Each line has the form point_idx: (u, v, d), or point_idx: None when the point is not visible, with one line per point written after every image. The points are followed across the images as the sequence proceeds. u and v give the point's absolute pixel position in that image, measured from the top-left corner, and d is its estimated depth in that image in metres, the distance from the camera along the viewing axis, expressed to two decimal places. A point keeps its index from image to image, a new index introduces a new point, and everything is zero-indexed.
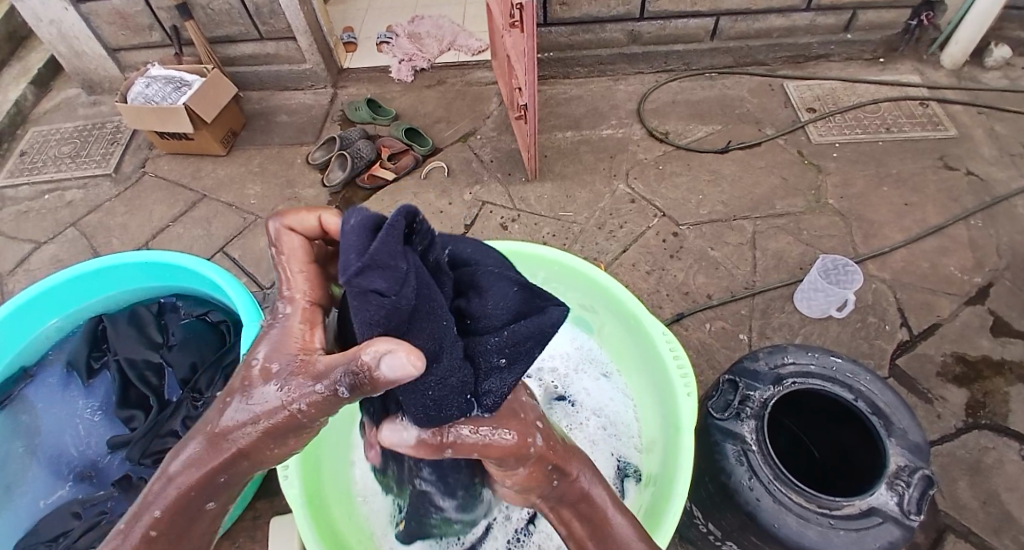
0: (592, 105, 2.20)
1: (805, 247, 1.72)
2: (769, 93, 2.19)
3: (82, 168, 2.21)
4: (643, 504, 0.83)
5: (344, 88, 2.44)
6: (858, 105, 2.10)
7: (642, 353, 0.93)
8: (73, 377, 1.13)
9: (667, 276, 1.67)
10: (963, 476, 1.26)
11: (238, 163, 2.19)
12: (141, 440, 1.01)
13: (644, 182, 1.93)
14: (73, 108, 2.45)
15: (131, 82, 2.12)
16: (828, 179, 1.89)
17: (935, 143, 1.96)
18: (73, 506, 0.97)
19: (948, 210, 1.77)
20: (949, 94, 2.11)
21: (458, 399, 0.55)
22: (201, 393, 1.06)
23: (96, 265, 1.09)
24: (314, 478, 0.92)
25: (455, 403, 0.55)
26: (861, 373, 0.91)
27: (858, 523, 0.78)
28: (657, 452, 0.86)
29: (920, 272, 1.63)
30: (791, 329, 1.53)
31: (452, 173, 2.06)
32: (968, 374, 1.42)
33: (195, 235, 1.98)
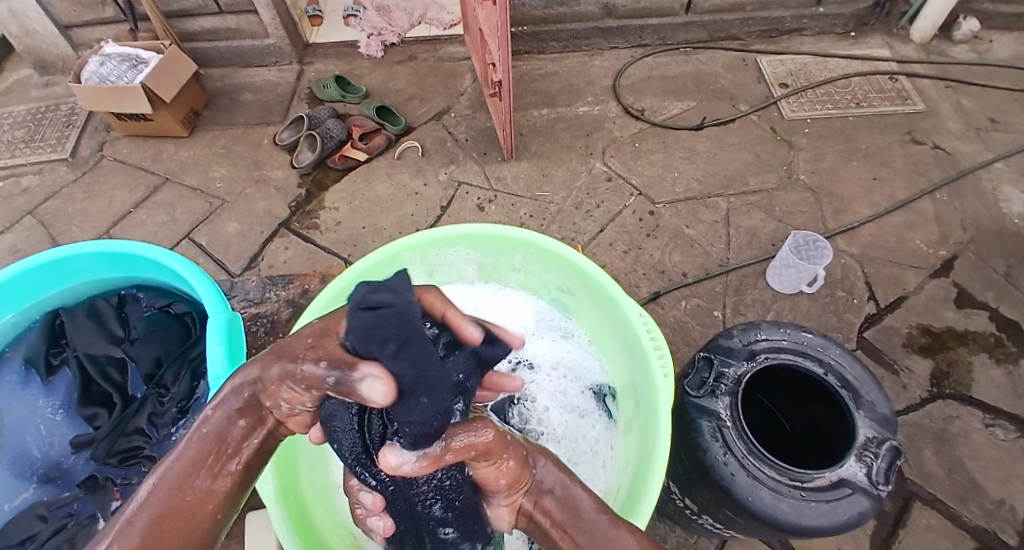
0: (567, 81, 2.17)
1: (777, 223, 1.75)
2: (743, 68, 2.18)
3: (36, 152, 2.10)
4: (622, 478, 0.85)
5: (311, 64, 2.35)
6: (830, 80, 2.11)
7: (619, 332, 0.93)
8: (33, 374, 1.07)
9: (644, 254, 1.69)
10: (928, 444, 1.32)
11: (202, 145, 2.10)
12: (105, 439, 0.95)
13: (621, 161, 1.92)
14: (23, 88, 2.31)
15: (85, 61, 2.01)
16: (800, 155, 1.91)
17: (904, 118, 2.00)
18: (39, 509, 0.92)
19: (915, 184, 1.82)
20: (918, 68, 2.14)
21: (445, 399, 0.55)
22: (167, 389, 1.00)
23: (39, 260, 0.98)
24: (290, 467, 0.90)
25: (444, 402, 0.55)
26: (831, 347, 0.94)
27: (828, 494, 0.82)
28: (636, 426, 0.87)
29: (888, 246, 1.68)
30: (764, 305, 1.56)
31: (426, 153, 2.02)
32: (933, 345, 1.48)
33: (159, 221, 1.90)
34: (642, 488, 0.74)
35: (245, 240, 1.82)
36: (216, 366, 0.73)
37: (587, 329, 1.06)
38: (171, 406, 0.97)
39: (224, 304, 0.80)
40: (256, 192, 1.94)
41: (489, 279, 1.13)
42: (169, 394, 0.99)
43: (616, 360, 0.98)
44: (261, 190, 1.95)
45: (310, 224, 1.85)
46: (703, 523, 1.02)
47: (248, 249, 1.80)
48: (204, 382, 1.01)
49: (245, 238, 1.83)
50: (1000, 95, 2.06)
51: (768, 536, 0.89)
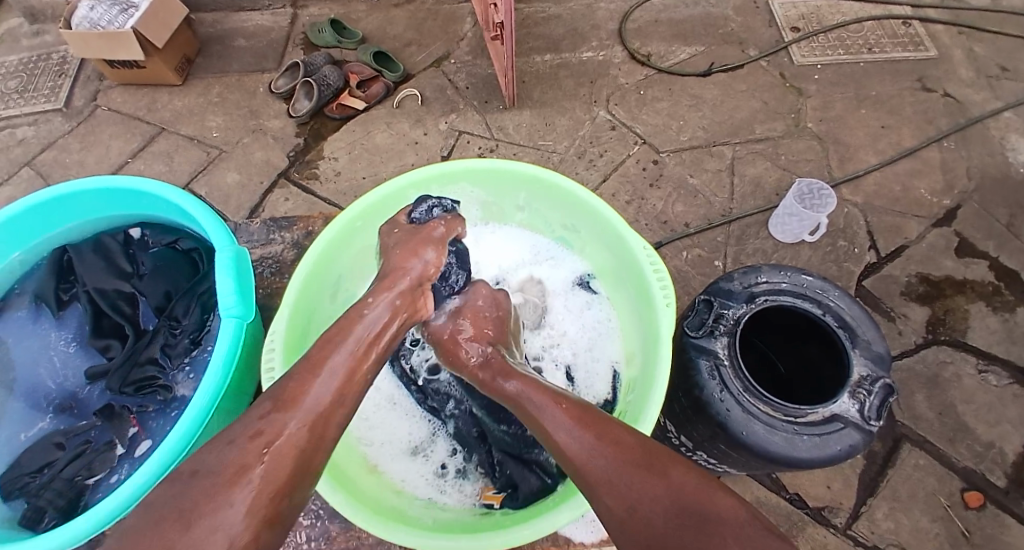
0: (571, 25, 2.09)
1: (782, 173, 1.72)
2: (754, 11, 2.10)
3: (30, 102, 2.05)
4: (625, 407, 0.87)
5: (305, 8, 2.26)
6: (843, 24, 2.03)
7: (623, 266, 0.94)
8: (43, 311, 1.08)
9: (647, 205, 1.68)
10: (920, 388, 1.36)
11: (196, 93, 2.05)
12: (119, 370, 0.96)
13: (625, 109, 1.88)
14: (12, 38, 2.23)
15: (73, 6, 1.93)
16: (809, 103, 1.86)
17: (917, 64, 1.93)
18: (56, 437, 0.93)
19: (924, 133, 1.78)
20: (934, 12, 2.06)
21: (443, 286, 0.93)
22: (178, 321, 1.00)
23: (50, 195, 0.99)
24: None
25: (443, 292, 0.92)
26: (831, 291, 0.95)
27: (820, 428, 0.85)
28: (638, 357, 0.90)
29: (893, 196, 1.66)
30: (764, 254, 1.57)
31: (426, 101, 1.97)
32: (931, 293, 1.49)
33: (158, 172, 1.89)
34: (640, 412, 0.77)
35: (245, 191, 1.81)
36: (226, 297, 0.74)
37: (594, 265, 1.07)
38: (183, 337, 0.99)
39: (231, 240, 0.80)
40: (253, 142, 1.91)
41: (495, 220, 1.14)
42: (180, 326, 1.00)
43: (618, 293, 0.99)
44: (259, 140, 1.92)
45: (309, 175, 1.83)
46: (697, 458, 1.07)
47: (249, 201, 1.79)
48: (215, 315, 1.04)
49: (245, 189, 1.82)
50: (1016, 40, 1.98)
51: (761, 469, 0.93)
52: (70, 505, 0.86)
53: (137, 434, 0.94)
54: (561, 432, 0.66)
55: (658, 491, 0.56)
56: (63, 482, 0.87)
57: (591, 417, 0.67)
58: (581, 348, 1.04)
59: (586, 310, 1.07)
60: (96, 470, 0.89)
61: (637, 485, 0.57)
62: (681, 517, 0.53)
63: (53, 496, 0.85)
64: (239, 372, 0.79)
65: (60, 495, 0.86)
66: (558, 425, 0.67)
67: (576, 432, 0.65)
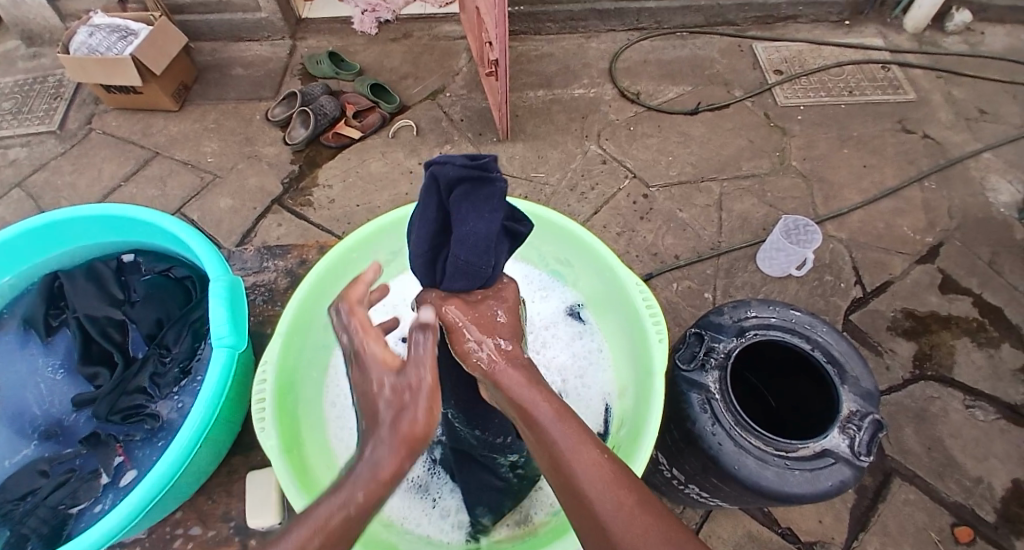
0: (564, 63, 2.16)
1: (769, 209, 1.77)
2: (739, 54, 2.19)
3: (22, 124, 2.05)
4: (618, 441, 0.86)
5: (304, 40, 2.31)
6: (824, 68, 2.13)
7: (615, 299, 0.95)
8: (31, 335, 1.06)
9: (637, 237, 1.70)
10: (908, 422, 1.37)
11: (192, 120, 2.06)
12: (106, 397, 0.94)
13: (616, 144, 1.93)
14: (10, 61, 2.24)
15: (74, 32, 1.95)
16: (793, 141, 1.93)
17: (896, 107, 2.02)
18: (39, 464, 0.89)
19: (905, 172, 1.85)
20: (911, 58, 2.16)
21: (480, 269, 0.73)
22: (168, 349, 0.99)
23: (46, 220, 0.98)
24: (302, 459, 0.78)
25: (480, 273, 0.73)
26: (819, 325, 0.97)
27: (812, 463, 0.85)
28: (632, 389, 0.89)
29: (876, 232, 1.71)
30: (753, 287, 1.59)
31: (421, 132, 2.00)
32: (916, 328, 1.52)
33: (149, 195, 1.88)
34: (634, 449, 0.76)
35: (237, 217, 1.81)
36: (219, 327, 0.73)
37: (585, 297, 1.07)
38: (173, 365, 0.97)
39: (225, 268, 0.80)
40: (248, 168, 1.92)
41: None
42: (170, 354, 0.99)
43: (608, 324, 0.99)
44: (253, 166, 1.93)
45: (302, 202, 1.83)
46: (689, 492, 1.06)
47: (240, 226, 1.79)
48: (207, 343, 1.01)
49: (236, 215, 1.81)
50: (990, 87, 2.09)
51: (753, 504, 0.92)
52: (52, 535, 0.82)
53: (122, 464, 0.91)
54: (585, 474, 0.52)
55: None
56: (46, 510, 0.83)
57: (626, 471, 0.53)
58: (571, 376, 1.04)
59: (576, 340, 1.07)
60: (80, 499, 0.85)
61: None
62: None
63: (37, 523, 0.81)
64: (228, 405, 0.77)
65: (43, 522, 0.82)
66: (584, 465, 0.53)
67: (603, 480, 0.52)
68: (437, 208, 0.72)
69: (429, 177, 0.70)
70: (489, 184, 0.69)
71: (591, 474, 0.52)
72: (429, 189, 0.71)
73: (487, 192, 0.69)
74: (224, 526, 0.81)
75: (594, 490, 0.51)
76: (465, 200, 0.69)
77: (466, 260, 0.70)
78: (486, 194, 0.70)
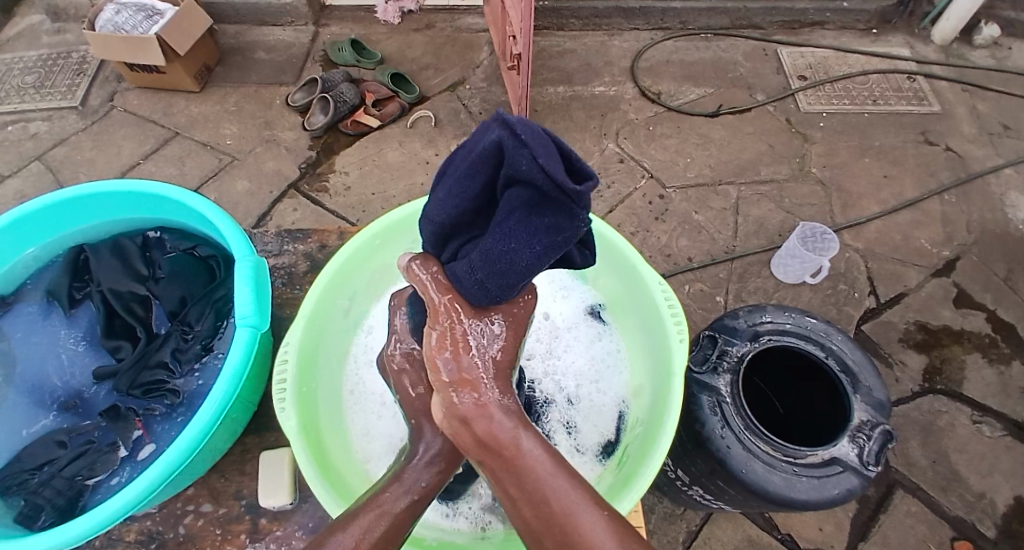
0: (585, 59, 2.15)
1: (786, 215, 1.75)
2: (763, 58, 2.17)
3: (47, 98, 2.08)
4: (632, 443, 0.85)
5: (327, 27, 2.32)
6: (848, 76, 2.10)
7: (638, 300, 0.94)
8: (55, 307, 1.08)
9: (651, 237, 1.70)
10: (916, 436, 1.36)
11: (213, 101, 2.08)
12: (129, 372, 0.96)
13: (633, 143, 1.92)
14: (36, 35, 2.27)
15: (101, 9, 1.97)
16: (813, 148, 1.91)
17: (919, 118, 1.99)
18: (57, 435, 0.91)
19: (925, 184, 1.83)
20: (937, 69, 2.13)
21: (493, 284, 0.57)
22: (190, 327, 1.00)
23: (76, 194, 0.99)
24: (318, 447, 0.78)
25: (493, 285, 0.57)
26: (834, 333, 0.96)
27: (820, 471, 0.84)
28: (649, 389, 0.88)
29: (893, 243, 1.69)
30: (765, 293, 1.58)
31: (439, 123, 2.01)
32: (928, 342, 1.50)
33: (168, 174, 1.90)
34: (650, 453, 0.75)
35: (253, 199, 1.83)
36: (244, 305, 0.75)
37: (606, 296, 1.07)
38: (194, 342, 0.98)
39: (250, 248, 0.81)
40: (266, 152, 1.94)
41: None
42: (192, 331, 1.00)
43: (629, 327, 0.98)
44: (271, 150, 1.95)
45: (318, 187, 1.85)
46: (692, 494, 1.06)
47: (256, 208, 1.81)
48: (229, 321, 1.02)
49: (253, 197, 1.83)
50: (1016, 102, 2.05)
51: (758, 509, 0.92)
52: (67, 506, 0.83)
53: (141, 437, 0.92)
54: (594, 533, 0.49)
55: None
56: (62, 482, 0.84)
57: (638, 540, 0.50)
58: (586, 380, 1.02)
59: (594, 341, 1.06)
60: (97, 471, 0.87)
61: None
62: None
63: (51, 495, 0.82)
64: (248, 383, 0.78)
65: (59, 494, 0.83)
66: (590, 521, 0.49)
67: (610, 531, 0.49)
68: (489, 182, 0.51)
69: (498, 140, 0.47)
70: (563, 216, 0.46)
71: (597, 531, 0.49)
72: (489, 155, 0.49)
73: (557, 222, 0.47)
74: (235, 504, 0.82)
75: (600, 548, 0.48)
76: (520, 212, 0.48)
77: (480, 270, 0.56)
78: (549, 223, 0.47)
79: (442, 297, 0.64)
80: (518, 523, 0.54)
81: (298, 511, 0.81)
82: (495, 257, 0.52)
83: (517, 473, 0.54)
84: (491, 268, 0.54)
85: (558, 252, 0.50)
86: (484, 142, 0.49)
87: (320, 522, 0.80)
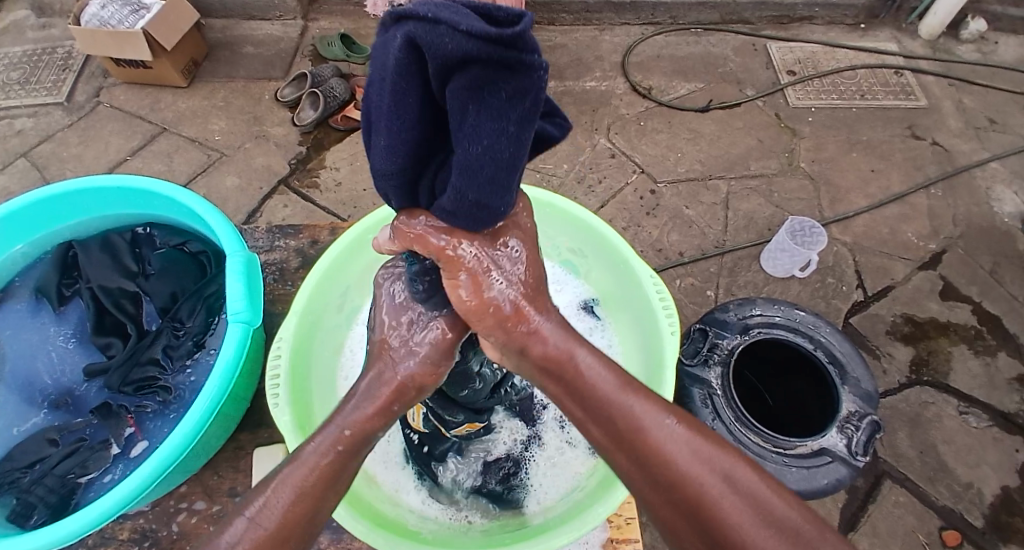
0: (576, 54, 2.15)
1: (775, 210, 1.77)
2: (753, 53, 2.18)
3: (30, 94, 2.05)
4: None
5: (316, 21, 2.30)
6: (837, 70, 2.12)
7: (630, 294, 0.95)
8: (43, 304, 1.07)
9: (643, 232, 1.71)
10: (903, 426, 1.38)
11: (201, 96, 2.06)
12: (119, 368, 0.95)
13: (625, 138, 1.93)
14: (18, 29, 2.24)
15: (84, 3, 1.94)
16: (802, 143, 1.93)
17: (906, 112, 2.02)
18: (49, 433, 0.91)
19: (912, 178, 1.85)
20: (924, 64, 2.16)
21: (491, 198, 0.46)
22: (182, 323, 0.99)
23: (65, 189, 0.98)
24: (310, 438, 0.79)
25: (489, 201, 0.46)
26: (822, 325, 0.98)
27: (809, 461, 0.86)
28: None
29: (880, 237, 1.71)
30: (756, 287, 1.60)
31: None
32: (915, 334, 1.53)
33: (157, 170, 1.88)
34: None
35: (243, 196, 1.81)
36: (236, 301, 0.75)
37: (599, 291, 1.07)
38: (186, 339, 0.98)
39: (241, 244, 0.81)
40: (255, 148, 1.92)
41: None
42: (184, 327, 0.99)
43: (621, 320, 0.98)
44: (261, 146, 1.93)
45: (309, 184, 1.84)
46: None
47: (247, 205, 1.80)
48: (221, 317, 1.02)
49: (243, 194, 1.82)
50: (1001, 96, 2.08)
51: None
52: (60, 504, 0.83)
53: (133, 434, 0.92)
54: (666, 441, 0.50)
55: (777, 518, 0.46)
56: (54, 479, 0.84)
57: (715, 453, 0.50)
58: None
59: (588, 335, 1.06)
60: (90, 468, 0.86)
61: (756, 510, 0.47)
62: (787, 536, 0.46)
63: (44, 493, 0.82)
64: (242, 379, 0.78)
65: (51, 492, 0.83)
66: (662, 430, 0.51)
67: (682, 434, 0.51)
68: (423, 93, 0.39)
69: (406, 38, 0.35)
70: (522, 72, 0.34)
71: (673, 441, 0.50)
72: (406, 64, 0.37)
73: (519, 86, 0.35)
74: (230, 501, 0.82)
75: (675, 455, 0.50)
76: (473, 101, 0.36)
77: (470, 193, 0.44)
78: (511, 92, 0.35)
79: (449, 240, 0.53)
80: (593, 443, 0.54)
81: None
82: (479, 170, 0.41)
83: (579, 395, 0.53)
84: (483, 183, 0.43)
85: (531, 120, 0.39)
86: (390, 54, 0.37)
87: None
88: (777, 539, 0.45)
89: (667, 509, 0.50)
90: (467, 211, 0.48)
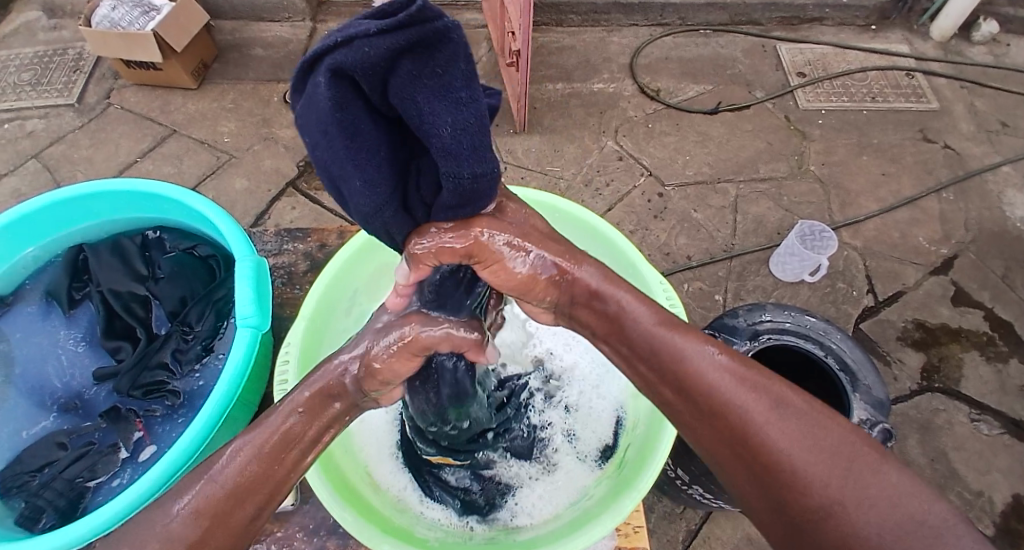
0: (584, 56, 2.15)
1: (785, 213, 1.76)
2: (762, 54, 2.17)
3: (42, 96, 2.07)
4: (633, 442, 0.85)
5: (324, 23, 2.30)
6: (848, 72, 2.10)
7: None
8: (54, 307, 1.08)
9: (650, 236, 1.70)
10: (913, 433, 1.37)
11: (211, 98, 2.07)
12: (129, 372, 0.96)
13: (633, 141, 1.92)
14: (31, 31, 2.26)
15: (96, 5, 1.96)
16: (812, 146, 1.91)
17: (918, 115, 1.99)
18: (58, 436, 0.91)
19: (923, 182, 1.83)
20: (935, 66, 2.13)
21: (482, 176, 0.44)
22: (191, 327, 1.00)
23: (77, 192, 0.99)
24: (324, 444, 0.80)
25: (483, 180, 0.45)
26: (833, 332, 0.97)
27: None
28: None
29: (891, 241, 1.70)
30: (765, 291, 1.59)
31: None
32: (926, 340, 1.51)
33: (166, 172, 1.90)
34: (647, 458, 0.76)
35: (252, 198, 1.82)
36: (244, 306, 0.75)
37: None
38: (194, 343, 0.98)
39: (250, 249, 0.81)
40: (264, 149, 1.93)
41: None
42: (193, 332, 0.99)
43: None
44: (269, 148, 1.94)
45: (317, 186, 1.84)
46: (692, 493, 1.06)
47: (255, 207, 1.80)
48: (230, 322, 1.02)
49: (251, 196, 1.83)
50: (1014, 99, 2.06)
51: None
52: (69, 507, 0.84)
53: (142, 438, 0.93)
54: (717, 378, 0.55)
55: (827, 444, 0.49)
56: (63, 483, 0.85)
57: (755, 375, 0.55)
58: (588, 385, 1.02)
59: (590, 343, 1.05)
60: (98, 472, 0.88)
61: (807, 436, 0.50)
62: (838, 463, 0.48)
63: (53, 496, 0.84)
64: (249, 384, 0.78)
65: (60, 495, 0.84)
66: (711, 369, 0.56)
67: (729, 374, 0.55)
68: (368, 114, 0.41)
69: (330, 72, 0.38)
70: (443, 40, 0.36)
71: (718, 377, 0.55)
72: (339, 98, 0.39)
73: (452, 51, 0.37)
74: None
75: (717, 382, 0.55)
76: (415, 87, 0.38)
77: (462, 173, 0.42)
78: (442, 58, 0.37)
79: (469, 234, 0.54)
80: (647, 383, 0.61)
81: (299, 512, 0.81)
82: (454, 151, 0.40)
83: (624, 333, 0.62)
84: (470, 160, 0.41)
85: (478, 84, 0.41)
86: (320, 102, 0.40)
87: (321, 523, 0.81)
88: (826, 465, 0.48)
89: (720, 445, 0.54)
90: (467, 194, 0.45)
